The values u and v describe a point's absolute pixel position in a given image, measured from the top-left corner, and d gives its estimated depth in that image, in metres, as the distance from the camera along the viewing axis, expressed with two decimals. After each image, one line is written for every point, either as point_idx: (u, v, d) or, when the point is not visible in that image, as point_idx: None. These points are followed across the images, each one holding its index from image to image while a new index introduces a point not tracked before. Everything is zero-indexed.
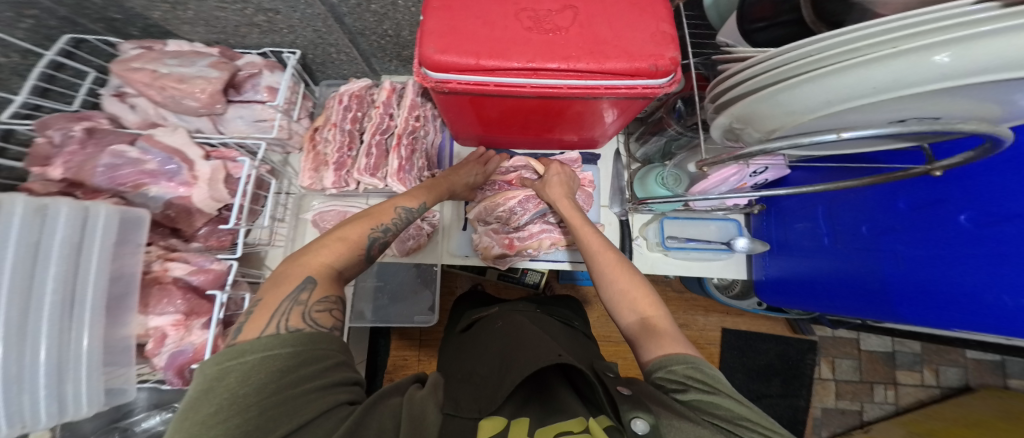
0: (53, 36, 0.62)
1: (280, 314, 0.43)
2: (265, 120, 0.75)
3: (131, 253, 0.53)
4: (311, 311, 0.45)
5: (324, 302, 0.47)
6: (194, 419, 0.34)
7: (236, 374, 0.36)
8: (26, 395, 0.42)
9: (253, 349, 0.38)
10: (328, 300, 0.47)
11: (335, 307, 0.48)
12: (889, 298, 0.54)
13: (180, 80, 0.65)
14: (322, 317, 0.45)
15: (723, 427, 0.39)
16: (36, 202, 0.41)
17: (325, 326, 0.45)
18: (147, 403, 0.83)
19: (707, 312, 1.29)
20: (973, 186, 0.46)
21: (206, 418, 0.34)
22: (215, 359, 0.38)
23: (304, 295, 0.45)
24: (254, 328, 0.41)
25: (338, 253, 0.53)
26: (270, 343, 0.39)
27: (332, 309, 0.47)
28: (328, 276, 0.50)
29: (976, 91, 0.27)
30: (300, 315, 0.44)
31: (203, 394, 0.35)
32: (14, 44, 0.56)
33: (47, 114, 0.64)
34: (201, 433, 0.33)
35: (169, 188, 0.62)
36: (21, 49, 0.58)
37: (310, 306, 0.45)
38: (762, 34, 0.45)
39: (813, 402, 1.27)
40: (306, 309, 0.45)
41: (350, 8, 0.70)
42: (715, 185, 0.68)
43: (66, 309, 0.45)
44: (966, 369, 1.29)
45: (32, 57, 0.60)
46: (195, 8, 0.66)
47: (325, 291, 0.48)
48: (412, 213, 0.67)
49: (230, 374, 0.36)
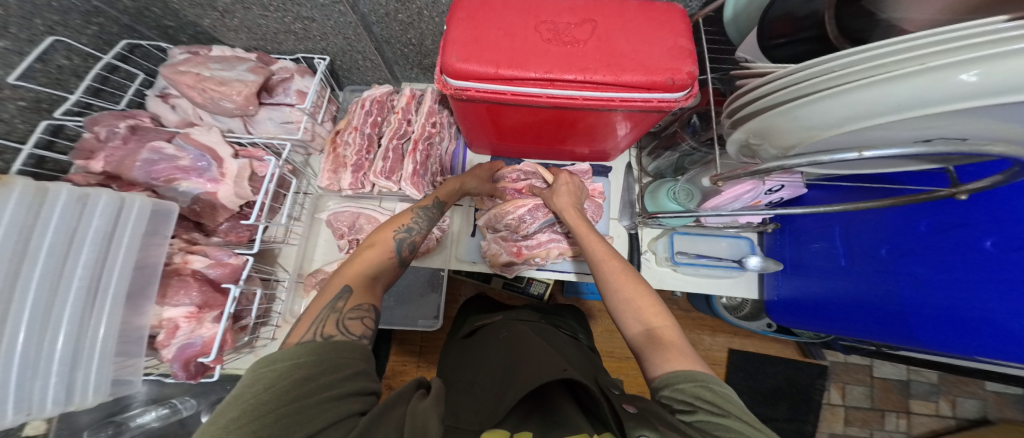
0: (111, 42, 0.68)
1: (318, 321, 0.46)
2: (292, 122, 0.78)
3: (158, 244, 0.54)
4: (345, 318, 0.48)
5: (357, 310, 0.50)
6: (217, 424, 0.33)
7: (264, 381, 0.37)
8: (38, 380, 0.42)
9: (282, 358, 0.40)
10: (360, 308, 0.50)
11: (367, 315, 0.50)
12: (906, 322, 0.52)
13: (221, 83, 0.67)
14: (352, 324, 0.48)
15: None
16: (79, 191, 0.43)
17: (354, 333, 0.47)
18: (146, 398, 0.86)
19: (714, 331, 1.27)
20: (997, 210, 0.46)
21: (229, 423, 0.33)
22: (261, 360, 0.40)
23: (340, 303, 0.49)
24: (297, 334, 0.45)
25: (369, 260, 0.57)
26: (296, 352, 0.41)
27: (364, 317, 0.49)
28: (362, 283, 0.54)
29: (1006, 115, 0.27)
30: (335, 322, 0.46)
31: (232, 399, 0.35)
32: (78, 48, 0.62)
33: (96, 112, 0.68)
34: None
35: (199, 183, 0.64)
36: (83, 53, 0.64)
37: (345, 313, 0.48)
38: (781, 50, 0.45)
39: (821, 428, 1.23)
40: (340, 316, 0.48)
41: (379, 18, 0.73)
42: (728, 201, 0.68)
43: (90, 297, 0.46)
44: (985, 402, 1.24)
45: (91, 60, 0.66)
46: (241, 17, 0.72)
47: (359, 299, 0.51)
48: (429, 213, 0.70)
49: (260, 380, 0.37)
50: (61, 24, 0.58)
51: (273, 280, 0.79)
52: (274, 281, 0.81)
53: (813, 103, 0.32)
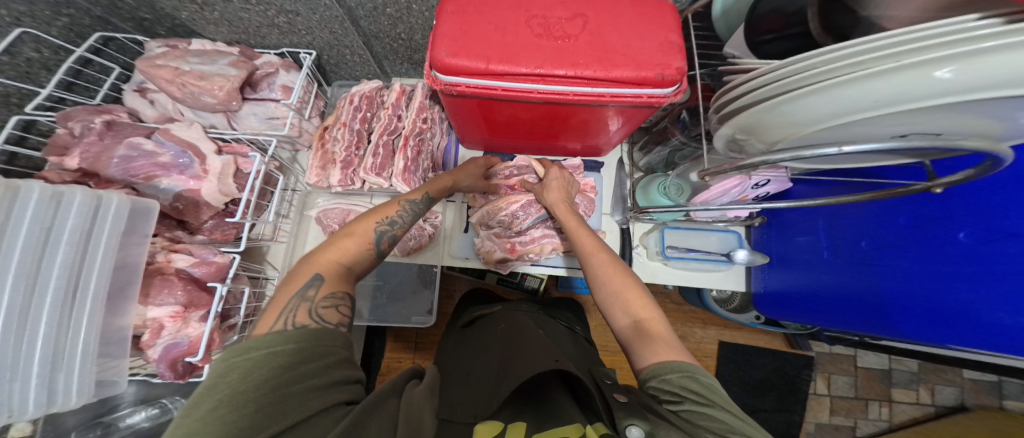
0: (84, 34, 0.66)
1: (288, 310, 0.43)
2: (277, 118, 0.76)
3: (137, 243, 0.53)
4: (319, 308, 0.45)
5: (331, 298, 0.47)
6: (194, 416, 0.33)
7: (239, 371, 0.36)
8: (15, 382, 0.41)
9: (259, 346, 0.38)
10: (334, 297, 0.47)
11: (342, 303, 0.48)
12: (885, 312, 0.54)
13: (201, 77, 0.66)
14: (328, 313, 0.45)
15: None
16: (52, 189, 0.42)
17: (330, 322, 0.45)
18: (134, 398, 0.85)
19: (706, 325, 1.29)
20: (974, 203, 0.46)
21: (205, 415, 0.33)
22: (232, 350, 0.38)
23: (311, 291, 0.46)
24: (265, 325, 0.42)
25: (346, 250, 0.54)
26: (274, 340, 0.39)
27: (338, 306, 0.47)
28: (337, 273, 0.51)
29: (983, 109, 0.27)
30: (307, 312, 0.44)
31: (206, 391, 0.34)
32: (48, 41, 0.60)
33: (70, 107, 0.66)
34: (199, 430, 0.32)
35: (181, 180, 0.62)
36: (54, 46, 0.61)
37: (317, 302, 0.45)
38: (770, 46, 0.46)
39: (807, 417, 1.26)
40: (313, 305, 0.45)
41: (366, 12, 0.71)
42: (718, 196, 0.69)
43: (69, 296, 0.44)
44: (962, 389, 1.29)
45: (63, 54, 0.63)
46: (221, 10, 0.69)
47: (332, 288, 0.48)
48: (418, 207, 0.68)
49: (234, 370, 0.36)
50: (27, 15, 0.56)
51: (262, 278, 0.79)
52: (263, 279, 0.80)
53: (794, 100, 0.33)
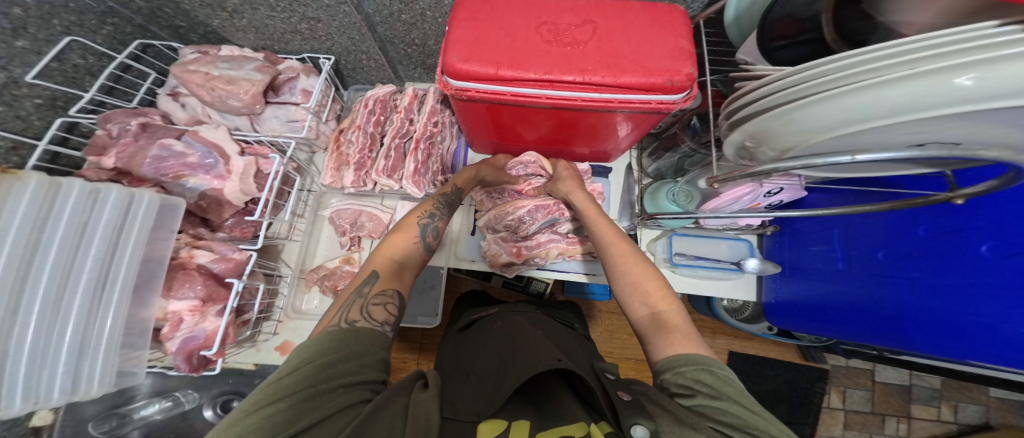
0: (125, 41, 0.70)
1: (345, 307, 0.48)
2: (297, 120, 0.79)
3: (164, 238, 0.56)
4: (369, 304, 0.49)
5: (382, 296, 0.51)
6: (243, 405, 0.36)
7: (296, 358, 0.40)
8: (46, 369, 0.43)
9: (307, 344, 0.42)
10: (385, 295, 0.51)
11: (391, 301, 0.51)
12: (901, 325, 0.52)
13: (229, 82, 0.68)
14: (376, 310, 0.49)
15: (725, 432, 0.38)
16: (90, 186, 0.45)
17: (377, 319, 0.48)
18: (150, 390, 0.88)
19: (714, 334, 1.25)
20: (997, 216, 0.46)
21: (249, 406, 0.35)
22: (310, 342, 0.42)
23: (366, 289, 0.51)
24: (325, 323, 0.47)
25: (397, 246, 0.60)
26: (322, 338, 0.43)
27: (387, 303, 0.50)
28: (390, 269, 0.56)
29: (1012, 119, 0.26)
30: (360, 308, 0.48)
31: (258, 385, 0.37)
32: (93, 47, 0.64)
33: (110, 110, 0.70)
34: (242, 419, 0.34)
35: (206, 180, 0.65)
36: (98, 53, 0.65)
37: (369, 299, 0.49)
38: (782, 52, 0.46)
39: (819, 431, 1.22)
40: (366, 301, 0.49)
41: (383, 18, 0.74)
42: (727, 203, 0.70)
43: (99, 289, 0.47)
44: (987, 407, 1.24)
45: (105, 60, 0.68)
46: (249, 17, 0.73)
47: (384, 285, 0.53)
48: (450, 198, 0.73)
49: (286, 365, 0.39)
50: (77, 24, 0.60)
51: (277, 276, 0.81)
52: (277, 276, 0.83)
53: (807, 106, 0.33)
